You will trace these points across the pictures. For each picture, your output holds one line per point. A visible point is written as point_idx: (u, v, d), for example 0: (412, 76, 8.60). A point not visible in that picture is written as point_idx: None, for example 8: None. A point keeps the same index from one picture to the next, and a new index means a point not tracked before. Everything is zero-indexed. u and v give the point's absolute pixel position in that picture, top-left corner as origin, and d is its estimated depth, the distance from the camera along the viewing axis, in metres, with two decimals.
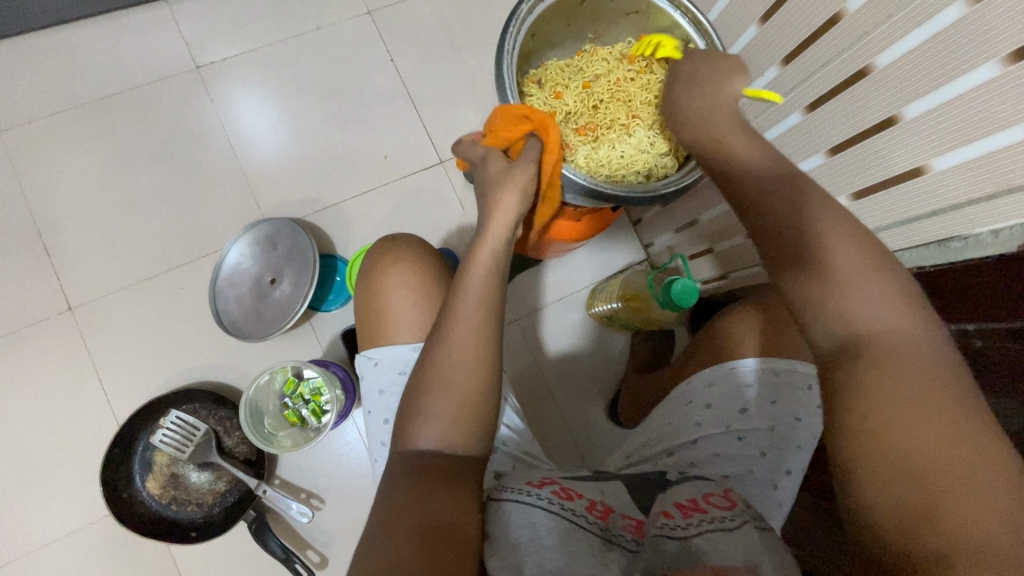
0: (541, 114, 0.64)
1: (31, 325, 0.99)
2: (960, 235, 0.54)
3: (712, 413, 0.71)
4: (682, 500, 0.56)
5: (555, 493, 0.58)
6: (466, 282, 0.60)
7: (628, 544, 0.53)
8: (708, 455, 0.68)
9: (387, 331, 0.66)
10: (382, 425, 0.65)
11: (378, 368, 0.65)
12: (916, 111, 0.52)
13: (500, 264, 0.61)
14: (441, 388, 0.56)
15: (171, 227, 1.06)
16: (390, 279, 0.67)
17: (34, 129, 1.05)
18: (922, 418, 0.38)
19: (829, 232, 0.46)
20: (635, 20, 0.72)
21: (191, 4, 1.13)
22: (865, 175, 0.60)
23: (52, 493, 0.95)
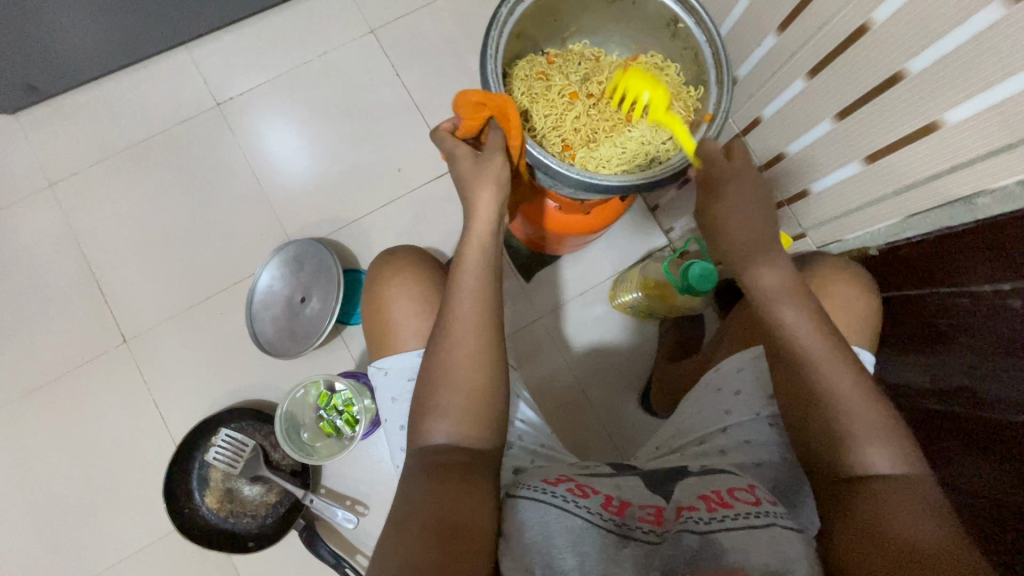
0: (497, 98, 0.63)
1: (92, 358, 1.07)
2: (985, 190, 0.51)
3: (740, 399, 0.69)
4: (706, 491, 0.57)
5: (569, 490, 0.57)
6: (461, 281, 0.61)
7: (647, 537, 0.53)
8: (738, 441, 0.66)
9: (394, 341, 0.68)
10: (399, 433, 0.66)
11: (388, 377, 0.67)
12: (922, 64, 0.49)
13: (491, 259, 0.63)
14: (450, 386, 0.58)
15: (208, 257, 1.12)
16: (391, 291, 0.69)
17: (81, 179, 1.14)
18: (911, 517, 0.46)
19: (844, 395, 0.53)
20: (620, 7, 0.70)
21: (208, 46, 1.20)
22: (880, 134, 0.56)
23: (124, 511, 1.02)
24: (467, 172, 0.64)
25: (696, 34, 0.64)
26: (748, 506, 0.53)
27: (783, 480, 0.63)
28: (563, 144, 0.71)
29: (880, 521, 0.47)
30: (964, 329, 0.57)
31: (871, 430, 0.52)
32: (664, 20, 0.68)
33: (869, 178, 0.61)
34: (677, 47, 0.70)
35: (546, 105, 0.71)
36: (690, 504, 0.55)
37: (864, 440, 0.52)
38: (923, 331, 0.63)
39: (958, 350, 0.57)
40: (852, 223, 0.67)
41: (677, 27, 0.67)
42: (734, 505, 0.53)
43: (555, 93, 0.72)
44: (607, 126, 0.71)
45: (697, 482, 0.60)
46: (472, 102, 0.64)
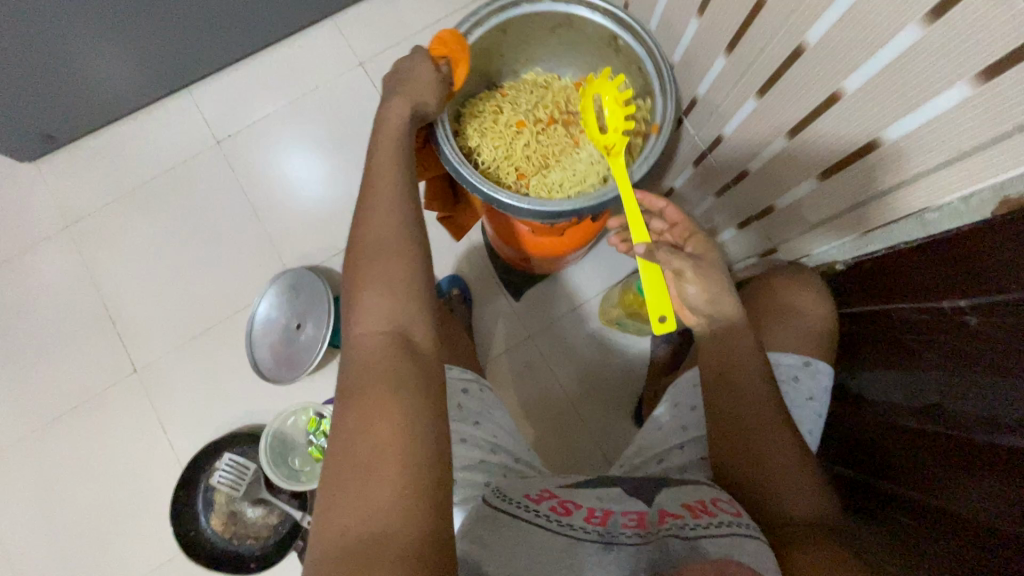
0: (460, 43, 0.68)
1: (106, 388, 1.14)
2: (933, 206, 0.50)
3: (696, 415, 0.69)
4: (690, 500, 0.56)
5: (552, 509, 0.55)
6: (358, 247, 0.55)
7: (632, 540, 0.51)
8: (695, 459, 0.66)
9: None
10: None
11: None
12: (856, 84, 0.49)
13: (401, 215, 0.56)
14: (369, 269, 0.53)
15: (210, 288, 1.18)
16: None
17: (96, 219, 1.22)
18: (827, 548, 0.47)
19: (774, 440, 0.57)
20: (560, 34, 0.75)
21: (209, 87, 1.27)
22: (828, 151, 0.56)
23: (137, 534, 1.07)
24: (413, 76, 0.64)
25: (638, 51, 0.69)
26: (730, 514, 0.53)
27: None
28: (517, 172, 0.76)
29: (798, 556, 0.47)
30: (931, 347, 0.55)
31: (791, 477, 0.55)
32: (605, 42, 0.73)
33: (824, 195, 0.60)
34: (622, 66, 0.75)
35: (495, 137, 0.77)
36: (675, 511, 0.54)
37: (788, 485, 0.55)
38: (892, 347, 0.61)
39: (926, 369, 0.55)
40: (818, 237, 0.66)
41: (618, 45, 0.72)
42: (718, 513, 0.53)
43: (503, 124, 0.77)
44: (559, 151, 0.77)
45: (673, 492, 0.59)
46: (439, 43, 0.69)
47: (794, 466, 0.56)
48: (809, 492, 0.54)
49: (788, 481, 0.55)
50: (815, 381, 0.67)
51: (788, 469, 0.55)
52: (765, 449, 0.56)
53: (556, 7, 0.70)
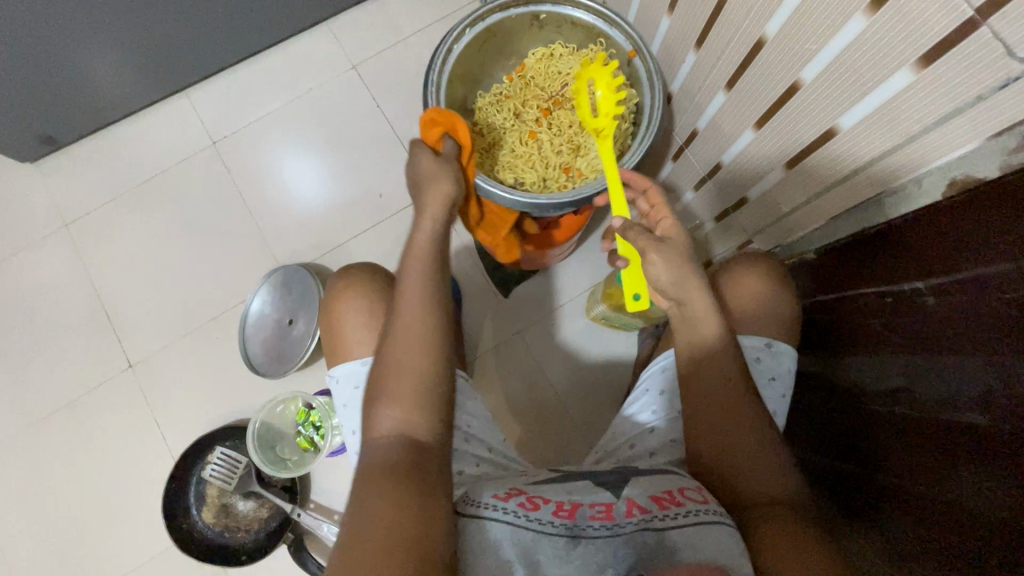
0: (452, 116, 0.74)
1: (101, 383, 1.16)
2: (890, 189, 0.52)
3: (666, 399, 0.71)
4: (657, 491, 0.58)
5: (520, 504, 0.57)
6: (404, 284, 0.64)
7: (601, 532, 0.54)
8: (664, 441, 0.69)
9: (345, 349, 0.72)
10: (353, 437, 0.69)
11: (339, 385, 0.70)
12: (812, 74, 0.51)
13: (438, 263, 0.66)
14: (410, 309, 0.63)
15: (205, 285, 1.20)
16: (341, 306, 0.73)
17: (94, 218, 1.24)
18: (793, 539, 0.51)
19: (742, 422, 0.59)
20: (516, 29, 0.81)
21: (206, 89, 1.30)
22: (792, 140, 0.58)
23: (130, 527, 1.09)
24: (427, 168, 0.71)
25: (562, 12, 0.79)
26: (697, 505, 0.55)
27: None
28: (563, 168, 0.83)
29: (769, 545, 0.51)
30: (894, 330, 0.56)
31: (761, 458, 0.58)
32: (526, 23, 0.81)
33: (791, 183, 0.62)
34: (555, 35, 0.83)
35: (525, 154, 0.84)
36: (643, 503, 0.56)
37: (759, 465, 0.58)
38: (858, 332, 0.62)
39: (891, 350, 0.56)
40: (790, 223, 0.68)
41: (541, 19, 0.81)
42: (685, 503, 0.55)
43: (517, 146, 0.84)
44: (578, 132, 0.82)
45: (645, 480, 0.60)
46: (429, 121, 0.75)
47: (764, 446, 0.58)
48: (779, 470, 0.57)
49: (758, 462, 0.58)
50: (779, 363, 0.66)
51: (758, 450, 0.58)
52: (733, 433, 0.59)
53: (474, 29, 0.77)
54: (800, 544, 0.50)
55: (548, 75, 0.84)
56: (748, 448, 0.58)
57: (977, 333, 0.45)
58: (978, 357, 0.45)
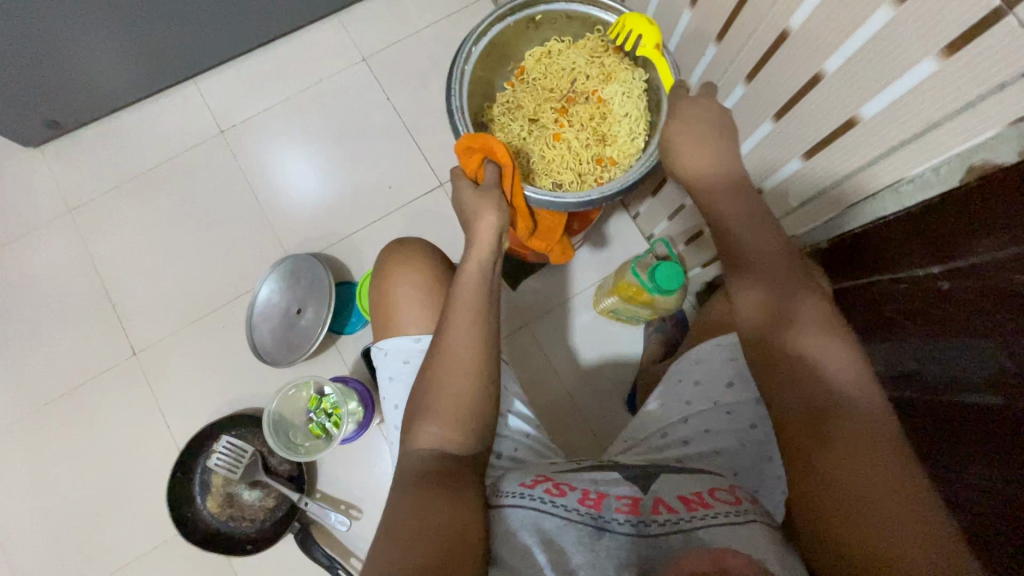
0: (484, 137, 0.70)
1: (104, 371, 1.14)
2: (906, 177, 0.54)
3: (699, 390, 0.71)
4: (687, 492, 0.59)
5: (547, 490, 0.59)
6: (455, 294, 0.66)
7: (624, 529, 0.56)
8: (698, 431, 0.69)
9: (397, 322, 0.75)
10: (393, 411, 0.73)
11: (387, 358, 0.74)
12: (835, 64, 0.53)
13: (488, 275, 0.68)
14: (460, 321, 0.65)
15: (211, 274, 1.20)
16: (397, 275, 0.78)
17: (98, 204, 1.23)
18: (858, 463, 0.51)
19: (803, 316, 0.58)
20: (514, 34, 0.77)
21: (214, 78, 1.30)
22: (811, 130, 0.60)
23: (132, 516, 1.08)
24: (471, 202, 0.70)
25: (557, 8, 0.74)
26: (727, 506, 0.56)
27: (741, 466, 0.66)
28: (596, 159, 0.78)
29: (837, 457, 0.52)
30: (909, 316, 0.57)
31: (826, 350, 0.56)
32: (522, 27, 0.76)
33: (808, 174, 0.64)
34: (552, 33, 0.79)
35: (554, 153, 0.79)
36: (670, 503, 0.58)
37: (825, 353, 0.56)
38: (873, 321, 0.63)
39: (905, 335, 0.58)
40: (801, 215, 0.69)
41: (538, 19, 0.76)
42: (714, 505, 0.57)
43: (544, 151, 0.79)
44: (600, 119, 0.78)
45: (674, 480, 0.62)
46: (463, 148, 0.71)
47: (825, 335, 0.57)
48: (849, 359, 0.55)
49: (826, 353, 0.56)
50: None
51: (821, 341, 0.57)
52: (794, 327, 0.58)
53: (479, 45, 0.72)
54: (869, 462, 0.50)
55: (553, 77, 0.80)
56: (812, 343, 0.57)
57: (987, 313, 0.47)
58: (988, 337, 0.47)
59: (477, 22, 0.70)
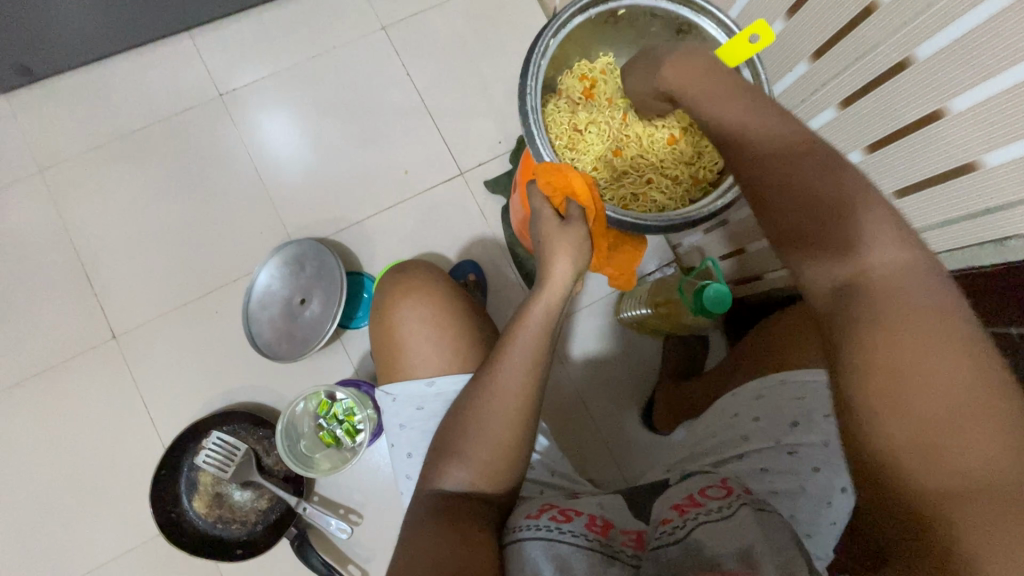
0: (569, 173, 0.62)
1: (79, 354, 1.03)
2: (1017, 235, 0.50)
3: (758, 426, 0.67)
4: (680, 499, 0.57)
5: (552, 519, 0.55)
6: (516, 333, 0.59)
7: (629, 559, 0.52)
8: (754, 469, 0.64)
9: (405, 367, 0.69)
10: (407, 460, 0.67)
11: (397, 403, 0.68)
12: (962, 105, 0.48)
13: (554, 319, 0.60)
14: (512, 366, 0.58)
15: (203, 253, 1.09)
16: (401, 311, 0.70)
17: (74, 166, 1.10)
18: (911, 362, 0.37)
19: (833, 200, 0.44)
20: (591, 29, 0.70)
21: (212, 33, 1.16)
22: (912, 168, 0.56)
23: (109, 513, 0.99)
24: (550, 239, 0.61)
25: (643, 4, 0.67)
26: (719, 501, 0.53)
27: (800, 510, 0.60)
28: (692, 179, 0.74)
29: (888, 365, 0.38)
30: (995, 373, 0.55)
31: (854, 236, 0.43)
32: (602, 20, 0.70)
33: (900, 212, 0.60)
34: (628, 32, 0.73)
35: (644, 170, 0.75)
36: (666, 516, 0.55)
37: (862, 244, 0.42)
38: None
39: None
40: None
41: (619, 15, 0.70)
42: (706, 503, 0.53)
43: (603, 161, 0.75)
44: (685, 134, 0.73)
45: (672, 495, 0.59)
46: (544, 181, 0.63)
47: (837, 190, 0.44)
48: (895, 241, 0.42)
49: (865, 238, 0.42)
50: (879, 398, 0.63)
51: (851, 213, 0.43)
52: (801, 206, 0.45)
53: (557, 38, 0.66)
54: (921, 365, 0.37)
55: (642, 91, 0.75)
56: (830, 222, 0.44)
57: None
58: None
59: (558, 14, 0.64)
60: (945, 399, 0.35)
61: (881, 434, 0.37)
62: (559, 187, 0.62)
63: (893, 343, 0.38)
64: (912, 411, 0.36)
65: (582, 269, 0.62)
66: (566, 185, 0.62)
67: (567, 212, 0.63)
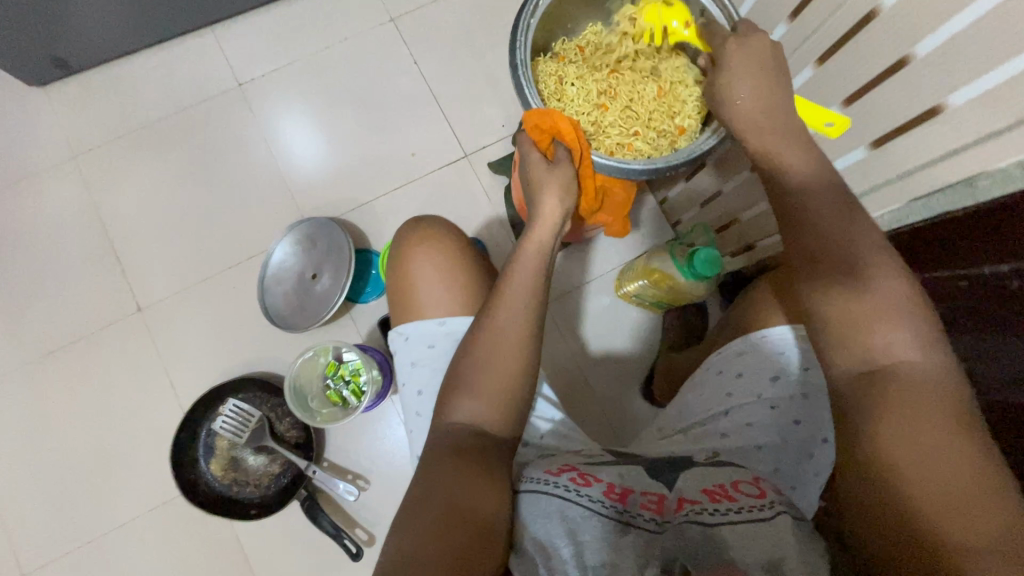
0: (554, 114, 0.67)
1: (107, 325, 1.10)
2: (985, 172, 0.52)
3: (741, 382, 0.69)
4: (709, 484, 0.56)
5: (572, 480, 0.57)
6: (512, 269, 0.63)
7: (648, 524, 0.53)
8: (738, 425, 0.67)
9: (418, 309, 0.73)
10: (416, 397, 0.71)
11: (410, 341, 0.72)
12: (926, 48, 0.51)
13: (547, 254, 0.64)
14: (508, 300, 0.62)
15: (222, 232, 1.15)
16: (414, 257, 0.75)
17: (104, 151, 1.18)
18: (917, 442, 0.42)
19: (864, 283, 0.49)
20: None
21: (232, 27, 1.23)
22: (884, 117, 0.58)
23: (133, 474, 1.05)
24: (538, 178, 0.66)
25: None
26: (754, 501, 0.52)
27: (784, 462, 0.64)
28: (676, 128, 0.73)
29: (899, 441, 0.43)
30: (971, 313, 0.57)
31: (882, 319, 0.47)
32: None
33: (874, 163, 0.62)
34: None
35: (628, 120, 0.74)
36: (693, 497, 0.54)
37: (889, 329, 0.47)
38: None
39: (966, 336, 0.58)
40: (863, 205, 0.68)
41: None
42: (739, 499, 0.52)
43: (588, 113, 0.75)
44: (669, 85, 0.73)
45: (699, 474, 0.58)
46: (531, 125, 0.67)
47: (869, 274, 0.49)
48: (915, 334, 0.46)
49: (892, 324, 0.47)
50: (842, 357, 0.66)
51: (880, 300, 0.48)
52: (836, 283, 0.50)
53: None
54: (928, 445, 0.42)
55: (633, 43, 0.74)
56: (862, 304, 0.48)
57: None
58: None
59: None
60: (946, 477, 0.40)
61: (887, 496, 0.42)
62: (546, 130, 0.67)
63: (905, 420, 0.43)
64: (916, 483, 0.41)
65: (571, 207, 0.66)
66: (553, 129, 0.67)
67: (555, 155, 0.67)
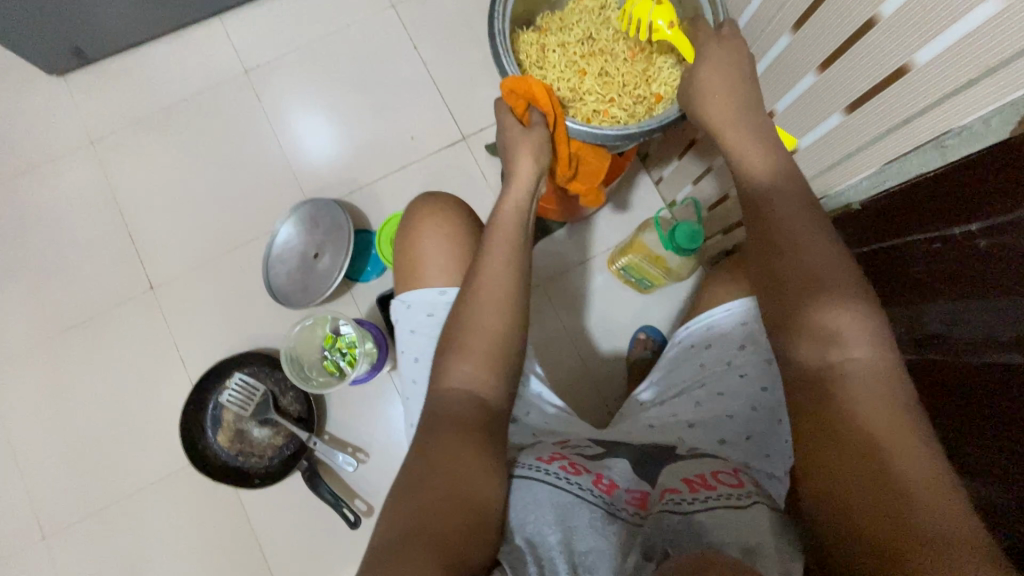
0: (529, 80, 0.68)
1: (122, 302, 1.16)
2: (954, 129, 0.52)
3: (712, 353, 0.73)
4: (689, 474, 0.58)
5: (561, 468, 0.59)
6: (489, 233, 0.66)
7: (632, 518, 0.55)
8: (712, 394, 0.69)
9: (420, 276, 0.75)
10: (413, 364, 0.73)
11: (410, 310, 0.75)
12: (892, 7, 0.51)
13: (523, 217, 0.67)
14: (487, 264, 0.64)
15: (230, 213, 1.20)
16: (419, 228, 0.77)
17: (119, 137, 1.23)
18: (870, 433, 0.45)
19: (824, 276, 0.52)
20: None
21: (238, 16, 1.27)
22: (857, 80, 0.58)
23: (146, 444, 1.10)
24: (513, 142, 0.69)
25: None
26: (730, 489, 0.55)
27: (755, 429, 0.66)
28: (653, 95, 0.74)
29: (854, 431, 0.46)
30: (941, 276, 0.56)
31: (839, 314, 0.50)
32: None
33: (851, 129, 0.62)
34: None
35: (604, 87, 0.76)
36: (674, 486, 0.57)
37: (846, 323, 0.50)
38: (899, 283, 0.63)
39: (936, 299, 0.57)
40: (840, 171, 0.68)
41: None
42: (717, 487, 0.56)
43: (565, 78, 0.76)
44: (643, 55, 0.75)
45: (682, 465, 0.60)
46: (507, 90, 0.69)
47: (831, 268, 0.52)
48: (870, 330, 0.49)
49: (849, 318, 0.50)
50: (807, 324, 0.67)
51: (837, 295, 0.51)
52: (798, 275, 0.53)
53: None
54: (878, 437, 0.44)
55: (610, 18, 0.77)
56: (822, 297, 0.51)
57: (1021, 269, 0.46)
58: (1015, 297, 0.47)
59: None
60: (895, 468, 0.43)
61: (841, 490, 0.44)
62: (521, 94, 0.68)
63: (857, 412, 0.46)
64: (867, 476, 0.43)
65: (545, 169, 0.69)
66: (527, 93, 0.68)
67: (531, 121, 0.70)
